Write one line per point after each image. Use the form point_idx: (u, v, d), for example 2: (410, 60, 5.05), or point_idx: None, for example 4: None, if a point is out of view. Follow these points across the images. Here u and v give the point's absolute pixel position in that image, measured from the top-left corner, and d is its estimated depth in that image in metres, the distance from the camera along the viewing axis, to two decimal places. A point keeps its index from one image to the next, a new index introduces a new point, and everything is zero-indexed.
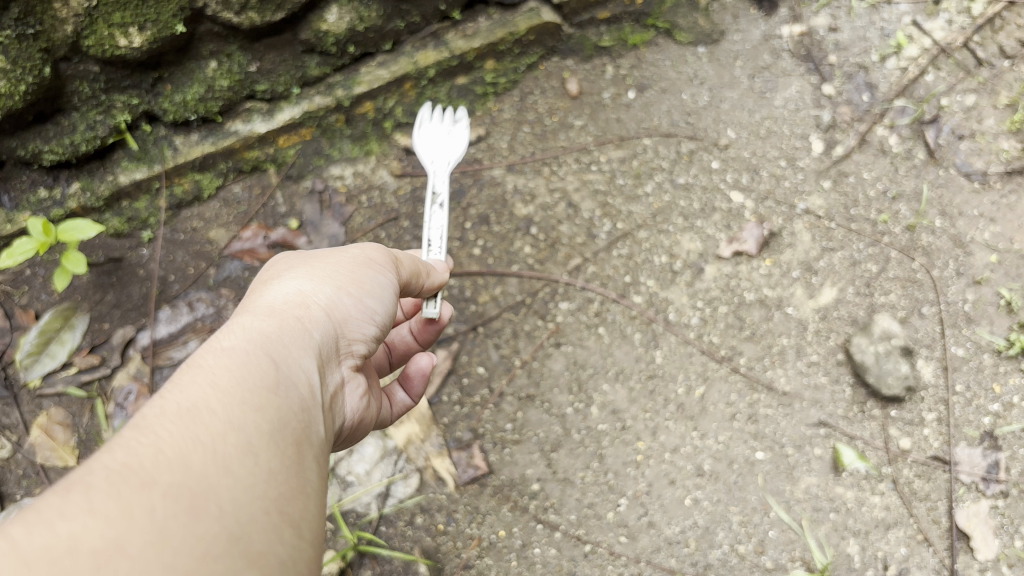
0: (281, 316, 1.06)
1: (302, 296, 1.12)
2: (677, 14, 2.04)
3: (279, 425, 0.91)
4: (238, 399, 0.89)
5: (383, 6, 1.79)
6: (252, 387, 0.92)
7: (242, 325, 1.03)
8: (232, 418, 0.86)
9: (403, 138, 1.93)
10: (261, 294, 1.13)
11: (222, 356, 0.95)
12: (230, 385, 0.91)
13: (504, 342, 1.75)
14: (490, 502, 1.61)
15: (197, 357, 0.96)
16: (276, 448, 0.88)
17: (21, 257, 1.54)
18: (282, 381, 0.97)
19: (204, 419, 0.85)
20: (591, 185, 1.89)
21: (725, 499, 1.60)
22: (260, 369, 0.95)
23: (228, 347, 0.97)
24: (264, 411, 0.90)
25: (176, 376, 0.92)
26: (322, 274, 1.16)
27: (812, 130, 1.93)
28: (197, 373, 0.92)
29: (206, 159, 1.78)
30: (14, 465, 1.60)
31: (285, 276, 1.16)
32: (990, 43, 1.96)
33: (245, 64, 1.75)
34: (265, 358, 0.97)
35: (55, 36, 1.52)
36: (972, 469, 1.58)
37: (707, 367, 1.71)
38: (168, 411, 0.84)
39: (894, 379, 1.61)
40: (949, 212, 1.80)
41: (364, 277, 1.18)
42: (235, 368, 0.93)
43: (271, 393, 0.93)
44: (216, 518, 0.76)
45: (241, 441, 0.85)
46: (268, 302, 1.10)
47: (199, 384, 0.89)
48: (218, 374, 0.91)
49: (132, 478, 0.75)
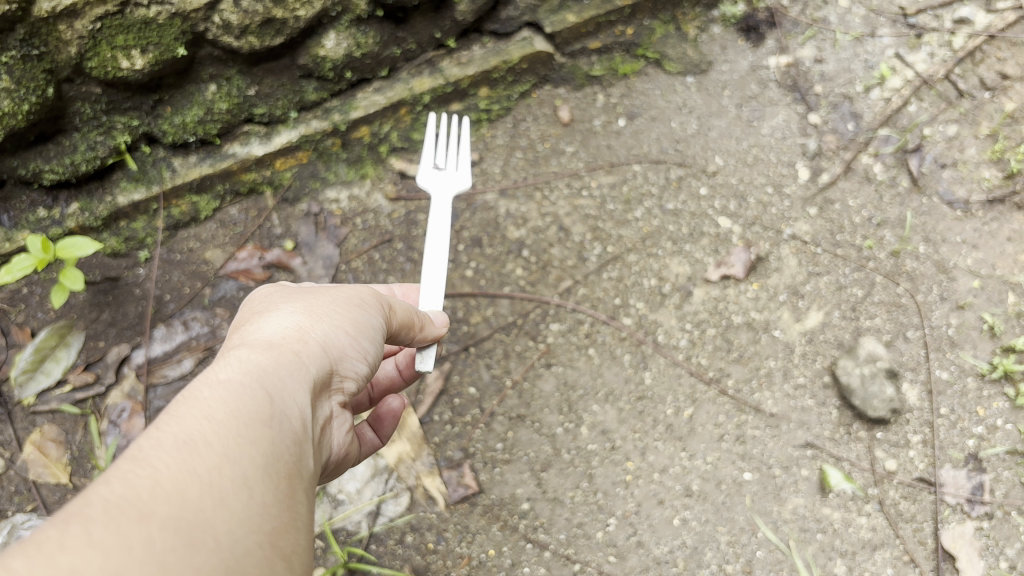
0: (281, 350, 0.99)
1: (299, 330, 1.04)
2: (666, 44, 2.08)
3: (273, 459, 0.85)
4: (234, 430, 0.83)
5: (380, 33, 1.83)
6: (248, 418, 0.86)
7: (238, 357, 0.95)
8: (228, 449, 0.81)
9: (398, 162, 1.96)
10: (254, 327, 1.05)
11: (220, 387, 0.89)
12: (227, 416, 0.84)
13: (495, 362, 1.78)
14: (479, 522, 1.63)
15: (192, 386, 0.89)
16: (270, 482, 0.83)
17: (20, 273, 1.56)
18: (279, 416, 0.90)
19: (200, 451, 0.79)
20: (582, 210, 1.93)
21: (713, 519, 1.62)
22: (256, 403, 0.88)
23: (226, 378, 0.90)
24: (260, 442, 0.85)
25: (170, 405, 0.86)
26: (319, 308, 1.09)
27: (799, 158, 1.97)
28: (191, 404, 0.85)
29: (203, 180, 1.81)
30: (7, 481, 1.61)
31: (280, 308, 1.09)
32: (971, 75, 2.01)
33: (244, 87, 1.78)
34: (263, 390, 0.91)
35: (59, 57, 1.55)
36: (957, 490, 1.60)
37: (696, 389, 1.74)
38: (165, 440, 0.79)
39: (879, 402, 1.64)
40: (933, 238, 1.84)
41: (360, 317, 1.11)
42: (232, 400, 0.87)
43: (267, 425, 0.87)
44: (210, 552, 0.73)
45: (236, 475, 0.80)
46: (264, 335, 1.02)
47: (194, 416, 0.83)
48: (214, 405, 0.85)
49: (130, 510, 0.70)
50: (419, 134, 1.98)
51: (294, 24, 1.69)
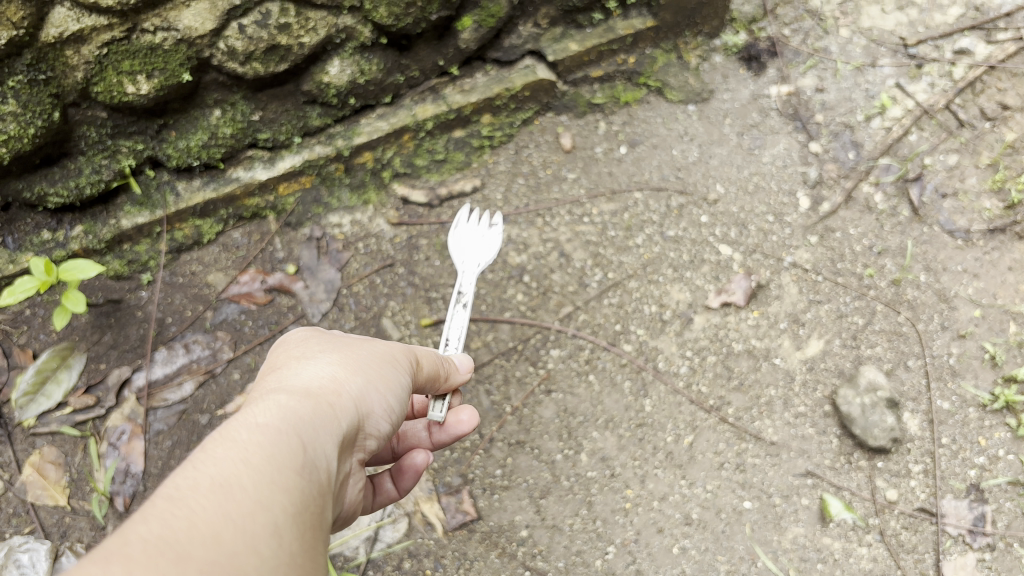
0: (316, 399, 0.97)
1: (335, 381, 1.02)
2: (668, 73, 2.09)
3: (302, 506, 0.83)
4: (268, 476, 0.82)
5: (384, 60, 1.85)
6: (283, 464, 0.84)
7: (275, 401, 0.93)
8: (262, 495, 0.79)
9: (400, 188, 1.97)
10: (289, 372, 1.03)
11: (256, 432, 0.86)
12: (262, 462, 0.83)
13: (495, 388, 1.77)
14: (477, 548, 1.62)
15: (227, 429, 0.86)
16: (299, 532, 0.81)
17: (22, 295, 1.56)
18: (309, 466, 0.88)
19: (235, 495, 0.77)
20: (584, 236, 1.93)
21: (712, 548, 1.61)
22: (291, 451, 0.86)
23: (262, 423, 0.88)
24: (291, 491, 0.83)
25: (203, 445, 0.84)
26: (351, 361, 1.07)
27: (799, 187, 1.97)
28: (227, 447, 0.83)
29: (207, 205, 1.82)
30: (5, 503, 1.61)
31: (316, 358, 1.07)
32: (972, 105, 2.02)
33: (249, 112, 1.80)
34: (298, 439, 0.88)
35: (65, 82, 1.57)
36: (959, 521, 1.59)
37: (696, 416, 1.73)
38: (202, 483, 0.77)
39: (880, 431, 1.63)
40: (934, 267, 1.85)
41: (388, 373, 1.09)
42: (267, 446, 0.85)
43: (301, 473, 0.86)
44: None
45: (268, 521, 0.78)
46: (299, 382, 1.00)
47: (230, 460, 0.81)
48: (250, 449, 0.83)
49: (167, 551, 0.69)
50: (422, 160, 1.98)
51: (298, 51, 1.71)
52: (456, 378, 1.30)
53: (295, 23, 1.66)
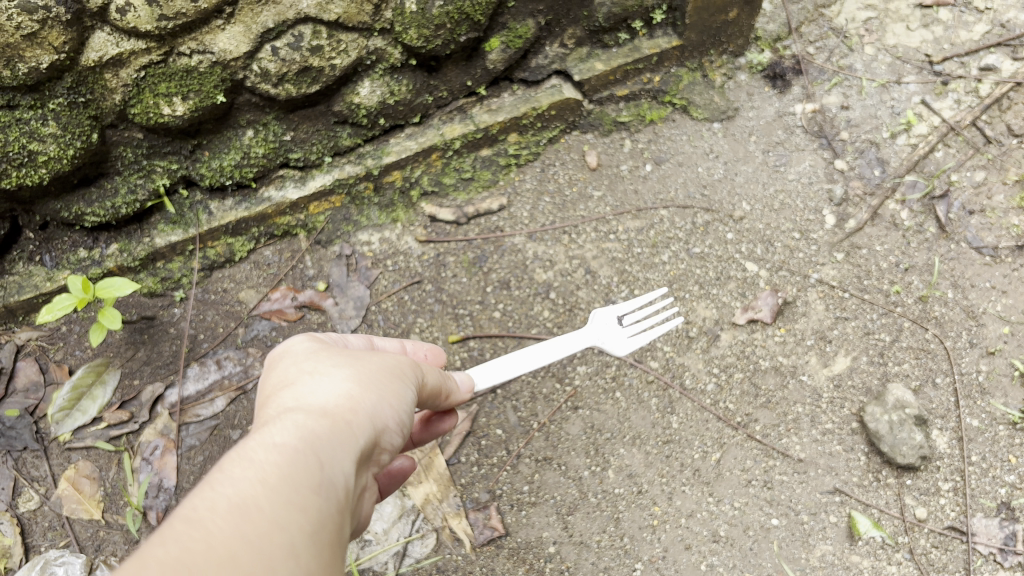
0: (333, 416, 0.91)
1: (349, 398, 0.96)
2: (693, 91, 2.10)
3: (321, 527, 0.80)
4: (287, 495, 0.78)
5: (414, 81, 1.88)
6: (301, 483, 0.80)
7: (290, 420, 0.88)
8: (281, 516, 0.76)
9: (428, 206, 1.98)
10: (302, 386, 0.97)
11: (273, 450, 0.82)
12: (280, 481, 0.79)
13: (523, 404, 1.78)
14: (505, 564, 1.63)
15: (242, 447, 0.82)
16: (318, 551, 0.78)
17: (60, 312, 1.59)
18: (328, 484, 0.83)
19: (252, 514, 0.74)
20: (610, 253, 1.94)
21: (739, 565, 1.61)
22: (308, 470, 0.82)
23: (280, 442, 0.83)
24: (310, 509, 0.79)
25: (220, 464, 0.80)
26: (363, 377, 1.00)
27: (825, 204, 1.97)
28: (244, 466, 0.79)
29: (239, 223, 1.86)
30: (41, 517, 1.64)
31: (328, 371, 1.01)
32: (998, 122, 2.04)
33: (280, 133, 1.83)
34: (315, 459, 0.84)
35: (104, 105, 1.61)
36: (990, 540, 1.60)
37: (723, 433, 1.73)
38: (219, 502, 0.74)
39: (908, 448, 1.63)
40: (961, 284, 1.85)
41: (397, 389, 1.03)
42: (285, 465, 0.80)
43: (318, 492, 0.81)
44: None
45: (286, 541, 0.75)
46: (313, 399, 0.94)
47: (247, 479, 0.77)
48: (267, 468, 0.79)
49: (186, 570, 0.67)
50: (450, 179, 2.00)
51: (330, 72, 1.74)
52: (456, 397, 1.26)
53: (327, 45, 1.69)
